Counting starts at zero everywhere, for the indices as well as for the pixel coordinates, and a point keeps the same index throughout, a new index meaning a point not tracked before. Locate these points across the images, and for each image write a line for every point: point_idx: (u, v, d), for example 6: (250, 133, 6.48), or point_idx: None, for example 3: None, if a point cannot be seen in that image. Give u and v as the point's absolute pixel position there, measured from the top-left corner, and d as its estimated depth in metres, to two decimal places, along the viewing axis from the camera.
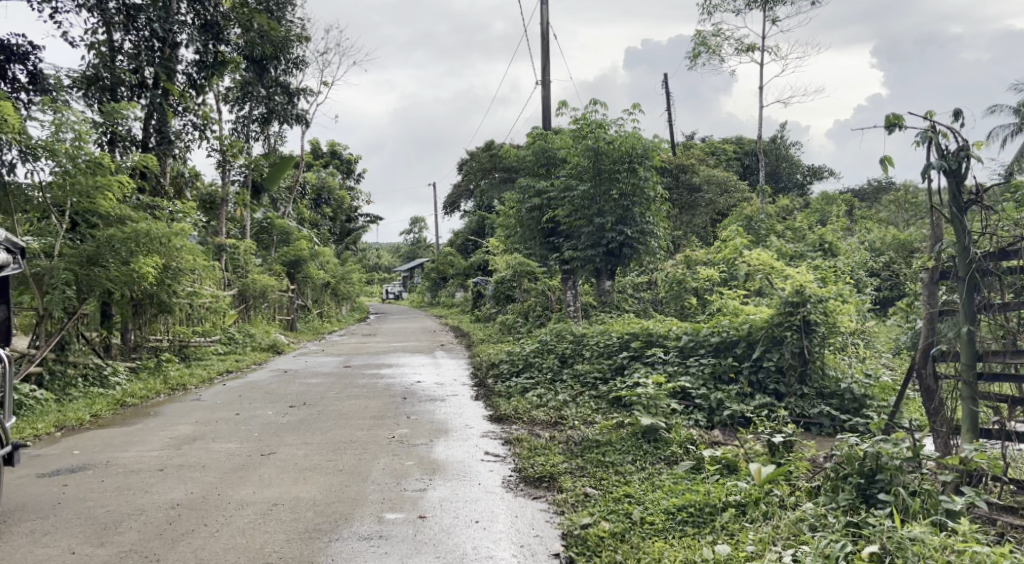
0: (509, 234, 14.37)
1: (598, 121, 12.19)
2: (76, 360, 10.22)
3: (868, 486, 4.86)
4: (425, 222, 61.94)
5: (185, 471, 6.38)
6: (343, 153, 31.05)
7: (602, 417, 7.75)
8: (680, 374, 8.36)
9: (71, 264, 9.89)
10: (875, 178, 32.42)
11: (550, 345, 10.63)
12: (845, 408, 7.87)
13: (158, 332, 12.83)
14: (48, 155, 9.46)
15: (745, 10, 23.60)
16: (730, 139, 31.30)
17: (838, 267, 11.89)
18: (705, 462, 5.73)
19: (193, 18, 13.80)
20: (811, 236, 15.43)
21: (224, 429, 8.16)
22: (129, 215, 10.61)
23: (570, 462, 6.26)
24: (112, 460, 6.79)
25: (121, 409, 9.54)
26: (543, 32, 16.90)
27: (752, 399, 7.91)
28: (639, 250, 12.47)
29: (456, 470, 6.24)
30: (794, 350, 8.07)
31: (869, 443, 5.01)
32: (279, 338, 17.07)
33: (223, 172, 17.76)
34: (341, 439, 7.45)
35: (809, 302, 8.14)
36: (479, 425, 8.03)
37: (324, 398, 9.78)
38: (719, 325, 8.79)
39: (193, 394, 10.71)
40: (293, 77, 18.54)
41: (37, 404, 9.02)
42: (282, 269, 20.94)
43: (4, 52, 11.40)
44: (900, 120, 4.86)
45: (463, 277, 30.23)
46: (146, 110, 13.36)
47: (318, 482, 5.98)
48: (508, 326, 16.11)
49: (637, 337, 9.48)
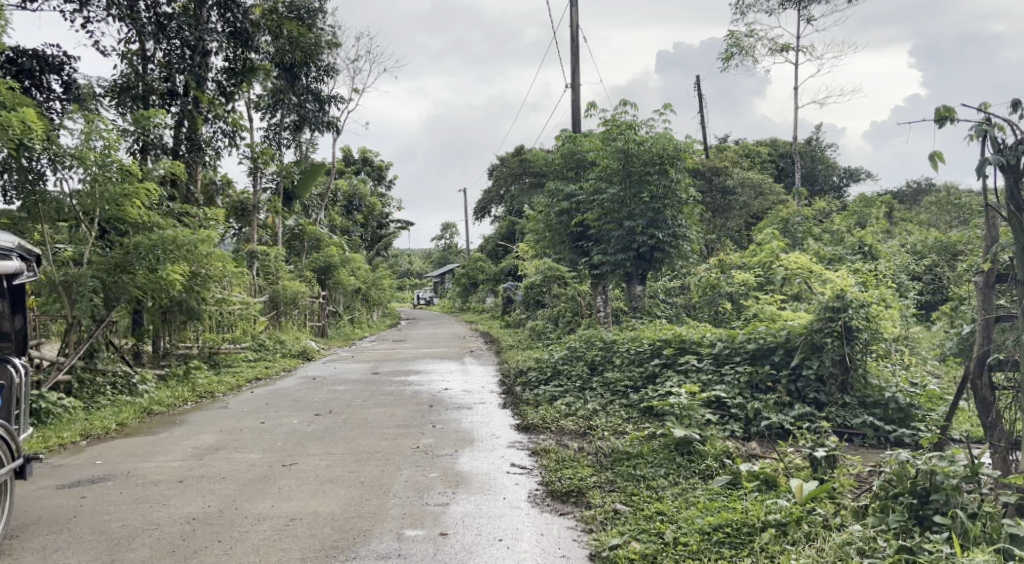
0: (538, 239, 14.13)
1: (629, 122, 11.90)
2: (104, 368, 10.17)
3: (921, 506, 4.55)
4: (456, 228, 61.99)
5: (205, 483, 6.23)
6: (374, 159, 31.03)
7: (633, 427, 7.49)
8: (715, 383, 8.06)
9: (99, 272, 9.84)
10: (914, 180, 31.65)
11: (580, 352, 10.36)
12: (890, 418, 7.51)
13: (188, 340, 12.77)
14: (78, 163, 9.42)
15: (780, 9, 23.14)
16: (764, 141, 30.78)
17: (879, 270, 11.48)
18: (742, 477, 5.44)
19: (222, 25, 13.82)
20: (850, 239, 14.99)
21: (247, 438, 8.02)
22: (157, 222, 10.55)
23: (599, 475, 6.01)
24: (132, 471, 6.67)
25: (148, 417, 9.46)
26: (573, 35, 16.69)
27: (791, 409, 7.60)
28: (671, 254, 12.16)
29: (480, 483, 6.02)
30: (834, 357, 7.74)
31: (921, 460, 4.72)
32: (309, 344, 17.01)
33: (254, 179, 17.75)
34: (365, 449, 7.26)
35: (850, 308, 7.81)
36: (506, 435, 7.80)
37: (349, 406, 9.61)
38: (756, 331, 8.48)
39: (221, 402, 10.59)
40: (323, 84, 18.51)
41: (65, 412, 8.96)
42: (313, 275, 20.90)
43: (38, 62, 11.63)
44: (952, 113, 4.53)
45: (494, 283, 30.04)
46: (177, 118, 13.35)
47: (338, 495, 5.80)
48: (538, 332, 15.88)
49: (670, 344, 9.18)
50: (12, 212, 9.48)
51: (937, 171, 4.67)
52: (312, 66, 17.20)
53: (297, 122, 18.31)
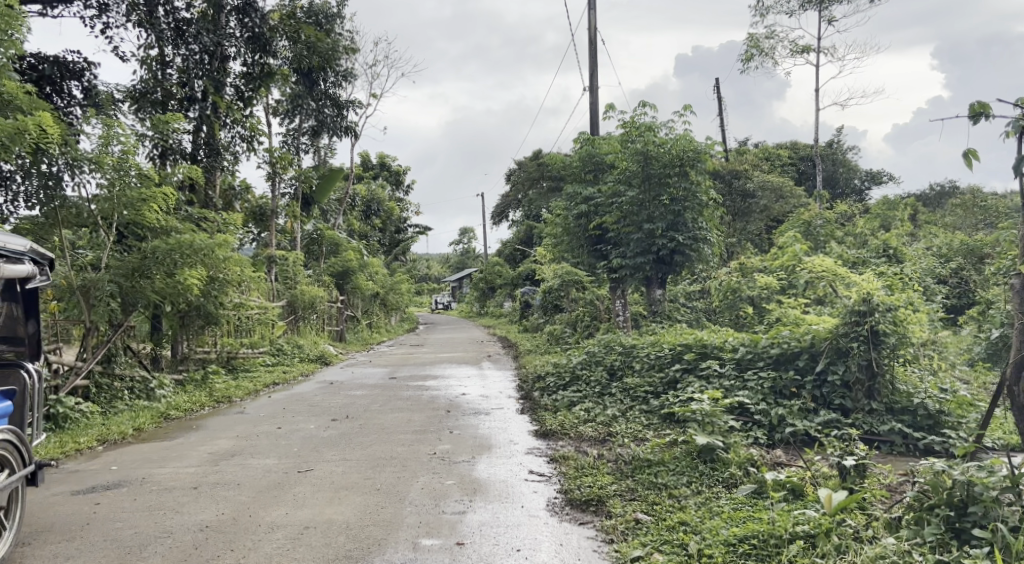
0: (556, 242, 13.99)
1: (648, 123, 11.77)
2: (122, 372, 10.14)
3: (959, 519, 4.38)
4: (474, 232, 61.94)
5: (220, 490, 6.15)
6: (392, 164, 30.99)
7: (654, 434, 7.34)
8: (737, 389, 7.90)
9: (116, 276, 9.82)
10: (937, 182, 31.22)
11: (599, 356, 10.21)
12: (918, 425, 7.33)
13: (206, 345, 12.73)
14: (95, 167, 9.39)
15: (800, 10, 22.90)
16: (784, 144, 30.49)
17: (905, 273, 11.26)
18: (768, 486, 5.28)
19: (241, 30, 13.71)
20: (874, 242, 14.74)
21: (264, 444, 7.94)
22: (175, 227, 10.54)
23: (619, 483, 5.87)
24: (148, 477, 6.59)
25: (164, 422, 9.40)
26: (591, 38, 16.58)
27: (816, 415, 7.44)
28: (692, 257, 11.98)
29: (498, 491, 5.90)
30: (860, 363, 7.57)
31: (959, 470, 4.53)
32: (327, 349, 16.94)
33: (273, 184, 17.76)
34: (382, 455, 7.16)
35: (877, 311, 7.63)
36: (524, 441, 7.68)
37: (366, 412, 9.51)
38: (780, 336, 8.31)
39: (238, 406, 10.53)
40: (342, 89, 18.48)
41: (82, 417, 8.92)
42: (331, 279, 20.86)
43: (58, 68, 11.67)
44: (987, 109, 4.38)
45: (512, 287, 29.92)
46: (195, 123, 13.33)
47: (353, 503, 5.70)
48: (557, 336, 15.74)
49: (691, 349, 9.01)
50: (32, 218, 9.46)
51: (971, 169, 4.51)
52: (330, 71, 17.18)
53: (316, 128, 18.31)
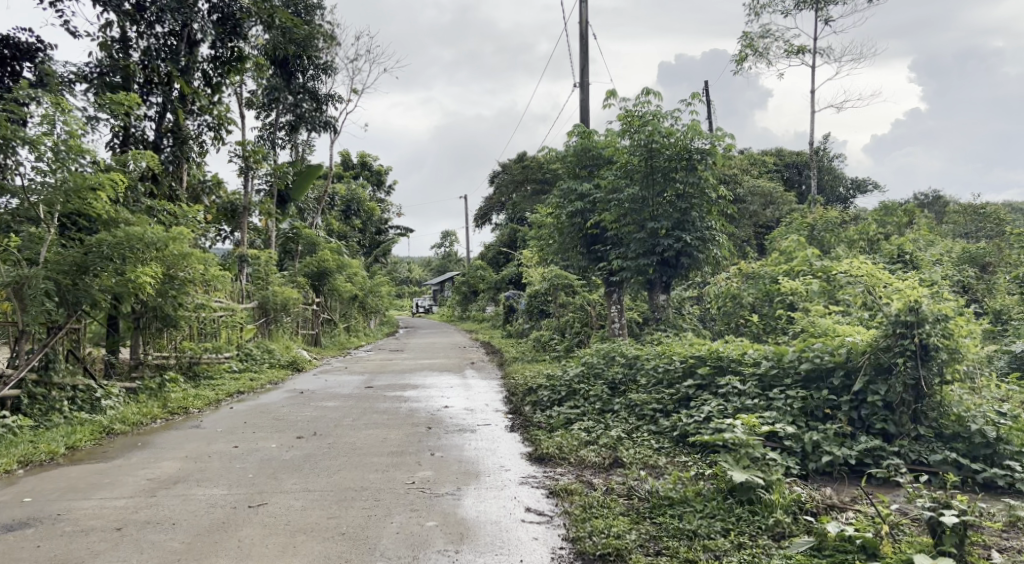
0: (546, 244, 12.90)
1: (653, 112, 10.70)
2: (61, 380, 8.75)
3: None
4: (457, 235, 60.70)
5: (148, 532, 5.05)
6: (372, 163, 29.80)
7: (670, 461, 6.34)
8: (763, 411, 6.88)
9: (55, 273, 8.48)
10: (919, 193, 30.58)
11: (599, 369, 9.11)
12: (974, 454, 6.34)
13: (165, 349, 11.37)
14: (32, 150, 8.18)
15: (795, 9, 22.02)
16: (770, 151, 29.69)
17: (930, 279, 10.26)
18: (832, 542, 4.49)
19: (210, 11, 12.42)
20: (885, 247, 13.73)
21: (215, 468, 6.79)
22: (127, 219, 9.36)
23: (638, 529, 4.87)
24: (65, 513, 5.46)
25: (106, 439, 8.21)
26: (583, 30, 15.62)
27: (856, 441, 6.47)
28: (699, 260, 10.96)
29: (489, 536, 4.89)
30: (906, 381, 6.59)
31: None
32: (301, 354, 15.72)
33: (245, 179, 16.55)
34: (351, 484, 6.06)
35: (926, 323, 6.59)
36: (517, 467, 6.59)
37: (337, 428, 8.36)
38: (809, 349, 7.27)
39: (194, 419, 9.36)
40: (321, 81, 17.38)
41: (7, 433, 7.70)
42: (306, 281, 19.62)
43: (9, 47, 10.34)
44: None
45: (495, 290, 28.81)
46: (158, 109, 12.11)
47: (309, 555, 4.71)
48: (544, 344, 14.60)
49: (705, 361, 7.91)
50: None
51: None
52: (308, 61, 16.13)
53: (291, 123, 17.12)
